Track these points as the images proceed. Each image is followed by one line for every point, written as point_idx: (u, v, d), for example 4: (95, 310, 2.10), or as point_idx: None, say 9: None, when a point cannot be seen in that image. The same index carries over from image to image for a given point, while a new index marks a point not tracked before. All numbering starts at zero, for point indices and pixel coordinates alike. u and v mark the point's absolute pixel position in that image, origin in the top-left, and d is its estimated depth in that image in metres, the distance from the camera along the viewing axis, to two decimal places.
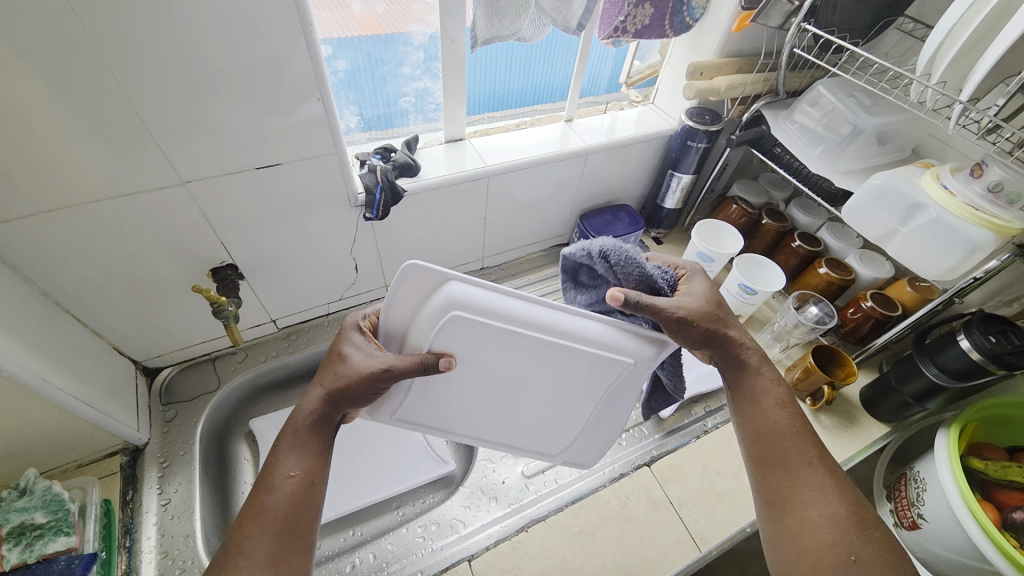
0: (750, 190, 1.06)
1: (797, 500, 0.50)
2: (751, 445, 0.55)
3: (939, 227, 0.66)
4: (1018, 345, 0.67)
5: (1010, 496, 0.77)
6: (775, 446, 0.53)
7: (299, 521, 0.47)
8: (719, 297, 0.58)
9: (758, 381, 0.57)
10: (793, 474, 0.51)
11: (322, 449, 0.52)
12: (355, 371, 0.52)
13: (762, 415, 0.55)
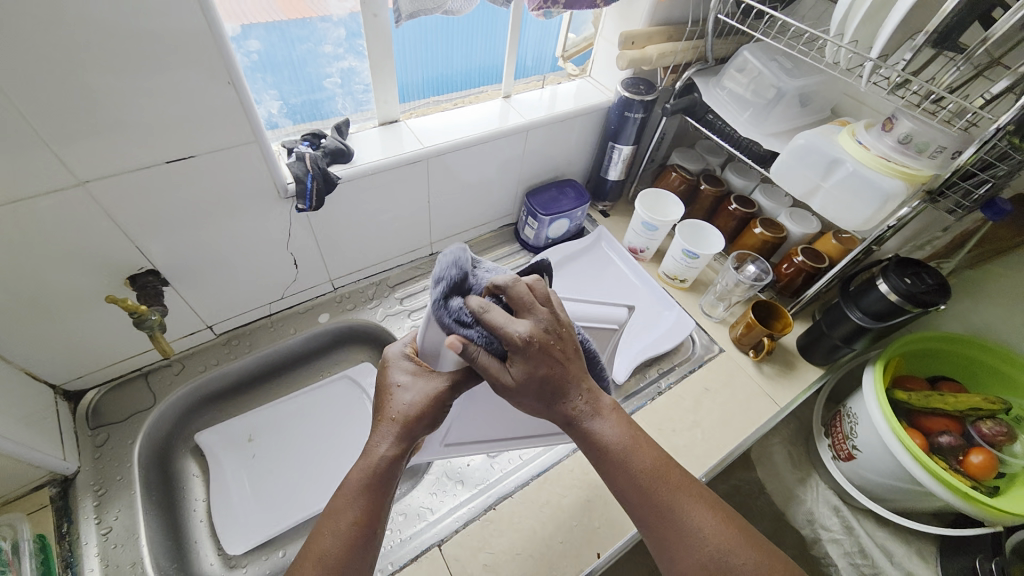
0: (688, 158, 1.08)
1: (689, 552, 0.47)
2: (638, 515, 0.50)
3: (855, 180, 0.71)
4: (929, 285, 0.74)
5: (931, 421, 0.85)
6: (650, 502, 0.49)
7: (354, 570, 0.47)
8: (535, 379, 0.49)
9: (605, 429, 0.51)
10: (679, 523, 0.48)
11: (384, 497, 0.51)
12: (424, 407, 0.55)
13: (637, 480, 0.50)
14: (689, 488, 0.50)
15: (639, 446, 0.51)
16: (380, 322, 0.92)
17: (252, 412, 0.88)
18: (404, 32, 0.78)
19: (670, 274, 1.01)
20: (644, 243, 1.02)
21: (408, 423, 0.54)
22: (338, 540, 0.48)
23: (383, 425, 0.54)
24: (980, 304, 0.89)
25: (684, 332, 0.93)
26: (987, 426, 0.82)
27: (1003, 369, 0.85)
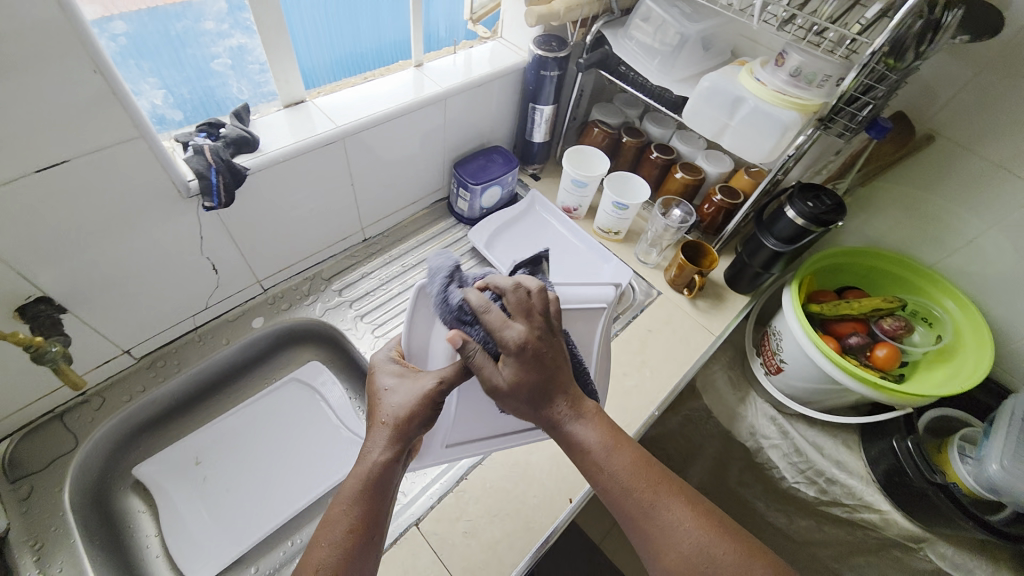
0: (608, 112, 1.10)
1: (664, 548, 0.47)
2: (619, 509, 0.50)
3: (757, 116, 0.75)
4: (828, 205, 0.81)
5: (842, 327, 0.96)
6: (625, 501, 0.49)
7: None
8: (529, 384, 0.52)
9: (588, 435, 0.52)
10: (652, 525, 0.48)
11: (380, 503, 0.51)
12: (413, 407, 0.55)
13: (616, 477, 0.50)
14: (665, 488, 0.50)
15: (618, 450, 0.52)
16: (321, 317, 0.89)
17: (196, 432, 0.83)
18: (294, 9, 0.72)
19: (604, 228, 1.04)
20: (577, 200, 1.04)
21: (400, 424, 0.54)
22: (332, 555, 0.46)
23: (375, 429, 0.54)
24: (869, 219, 1.00)
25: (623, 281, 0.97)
26: (888, 323, 0.93)
27: (893, 270, 0.98)
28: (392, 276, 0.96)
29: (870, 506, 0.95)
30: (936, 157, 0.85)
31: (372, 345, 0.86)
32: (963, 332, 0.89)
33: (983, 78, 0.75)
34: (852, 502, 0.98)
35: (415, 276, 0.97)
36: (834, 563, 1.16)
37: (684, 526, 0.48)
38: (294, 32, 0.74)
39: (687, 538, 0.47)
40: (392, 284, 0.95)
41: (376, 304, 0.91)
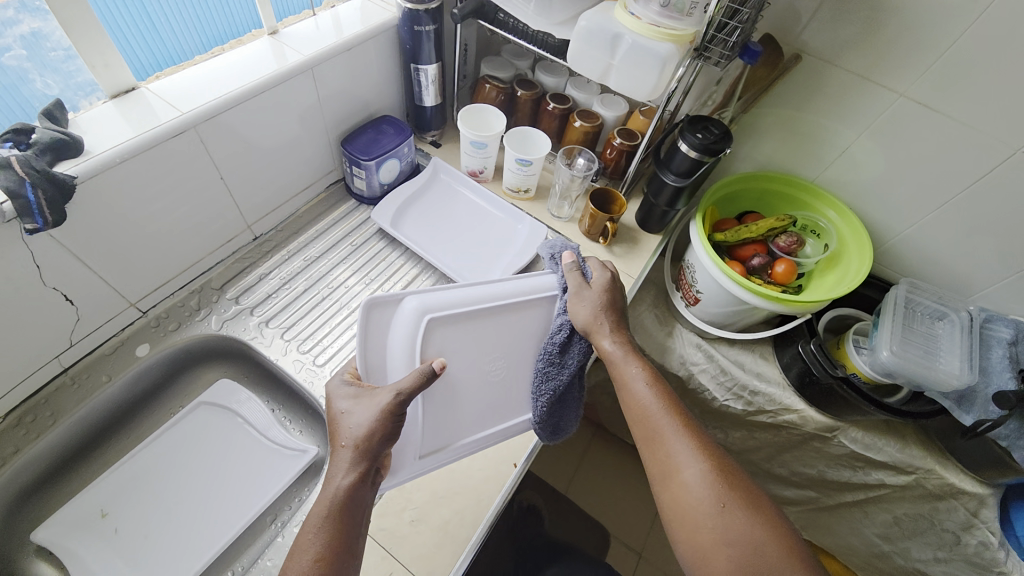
0: (497, 66, 1.05)
1: (667, 459, 0.61)
2: (638, 420, 0.66)
3: (637, 53, 0.74)
4: (717, 135, 0.83)
5: (745, 250, 1.02)
6: (649, 415, 0.65)
7: None
8: (611, 298, 0.74)
9: (631, 371, 0.68)
10: (661, 446, 0.63)
11: (348, 520, 0.56)
12: (370, 428, 0.59)
13: (640, 396, 0.66)
14: (682, 425, 0.63)
15: (653, 384, 0.67)
16: (220, 331, 0.80)
17: (98, 481, 0.73)
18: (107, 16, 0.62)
19: (513, 187, 1.01)
20: (480, 163, 0.99)
21: (360, 446, 0.59)
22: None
23: (337, 453, 0.59)
24: (756, 144, 1.05)
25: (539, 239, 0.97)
26: (783, 241, 1.00)
27: (783, 189, 1.04)
28: (294, 273, 0.88)
29: (789, 408, 1.05)
30: (804, 76, 0.90)
31: (283, 350, 0.80)
32: (846, 239, 0.98)
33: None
34: (774, 407, 1.08)
35: (320, 269, 0.90)
36: (766, 463, 1.28)
37: (689, 454, 0.61)
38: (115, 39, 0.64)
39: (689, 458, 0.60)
40: (296, 281, 0.88)
41: (280, 305, 0.84)
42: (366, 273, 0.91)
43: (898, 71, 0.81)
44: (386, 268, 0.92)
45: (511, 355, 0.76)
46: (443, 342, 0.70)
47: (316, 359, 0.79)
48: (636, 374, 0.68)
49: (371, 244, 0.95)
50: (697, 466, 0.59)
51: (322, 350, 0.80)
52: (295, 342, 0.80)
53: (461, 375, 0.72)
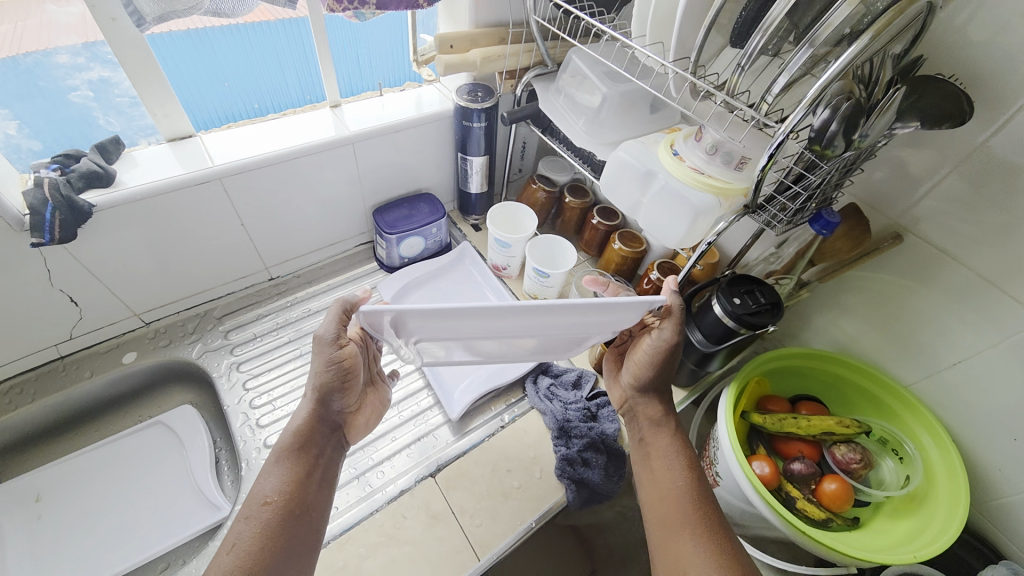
0: (555, 168, 1.01)
1: (676, 547, 0.57)
2: (659, 496, 0.62)
3: (667, 195, 0.65)
4: (760, 305, 0.69)
5: (790, 447, 0.80)
6: (671, 497, 0.61)
7: (274, 550, 0.51)
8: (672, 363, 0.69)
9: (664, 445, 0.66)
10: (678, 534, 0.58)
11: (303, 477, 0.57)
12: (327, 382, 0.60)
13: (663, 471, 0.64)
14: (704, 517, 0.59)
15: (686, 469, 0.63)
16: (197, 359, 0.83)
17: (44, 466, 0.77)
18: (208, 100, 0.77)
19: (531, 293, 0.94)
20: (504, 260, 0.94)
21: (318, 396, 0.60)
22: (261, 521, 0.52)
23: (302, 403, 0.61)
24: (837, 317, 0.85)
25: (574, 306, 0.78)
26: (841, 452, 0.77)
27: (860, 381, 0.82)
28: (288, 322, 0.90)
29: None
30: (906, 259, 0.71)
31: (239, 397, 0.80)
32: (936, 479, 0.72)
33: (961, 171, 0.62)
34: None
35: (314, 323, 0.91)
36: None
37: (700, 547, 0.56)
38: (240, 116, 0.81)
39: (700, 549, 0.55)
40: (286, 329, 0.89)
41: (260, 352, 0.85)
42: None
43: None
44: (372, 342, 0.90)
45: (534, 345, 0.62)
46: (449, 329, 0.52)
47: (261, 418, 0.78)
48: (670, 450, 0.65)
49: None
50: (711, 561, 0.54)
51: (270, 411, 0.79)
52: (252, 394, 0.80)
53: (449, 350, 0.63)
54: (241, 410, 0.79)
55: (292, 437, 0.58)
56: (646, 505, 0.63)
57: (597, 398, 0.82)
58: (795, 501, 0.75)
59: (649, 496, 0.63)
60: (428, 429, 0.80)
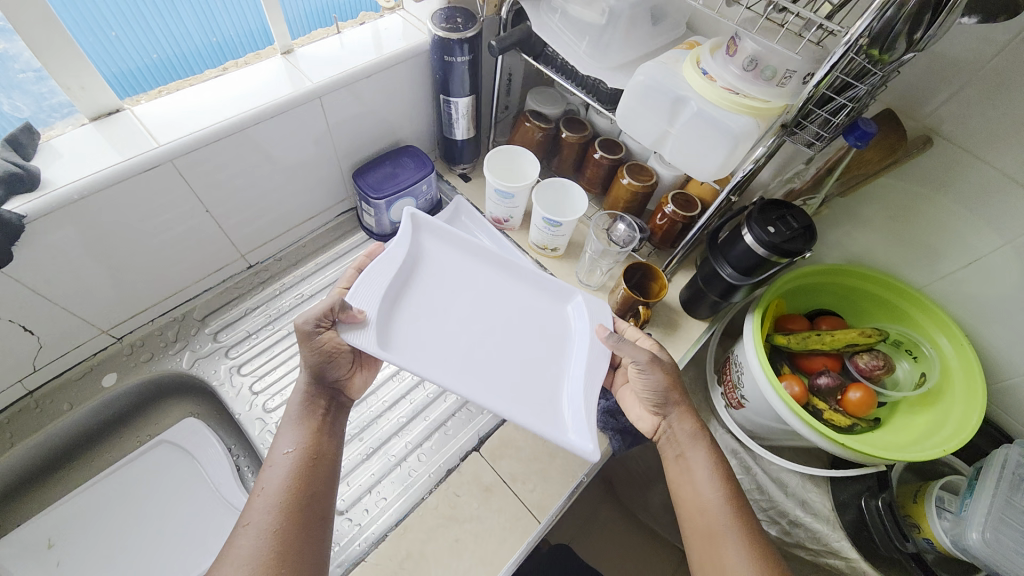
0: (546, 100, 0.91)
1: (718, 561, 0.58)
2: (696, 510, 0.62)
3: (699, 123, 0.59)
4: (794, 231, 0.66)
5: (812, 363, 0.83)
6: (711, 513, 0.61)
7: (303, 496, 0.53)
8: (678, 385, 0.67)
9: (697, 461, 0.64)
10: (721, 548, 0.58)
11: (315, 427, 0.58)
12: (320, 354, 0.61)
13: (699, 486, 0.63)
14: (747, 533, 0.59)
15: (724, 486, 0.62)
16: (190, 370, 0.75)
17: (46, 508, 0.70)
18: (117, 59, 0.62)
19: (540, 244, 0.88)
20: (506, 212, 0.86)
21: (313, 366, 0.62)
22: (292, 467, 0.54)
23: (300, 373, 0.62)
24: (851, 229, 0.85)
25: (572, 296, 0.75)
26: (864, 360, 0.80)
27: (876, 290, 0.83)
28: (282, 312, 0.81)
29: (835, 551, 0.86)
30: (932, 163, 0.69)
31: (248, 403, 0.73)
32: (952, 373, 0.76)
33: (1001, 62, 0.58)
34: (817, 546, 0.89)
35: (309, 309, 0.82)
36: None
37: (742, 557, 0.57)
38: (162, 78, 0.67)
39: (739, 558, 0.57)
40: (281, 320, 0.80)
41: (259, 351, 0.77)
42: None
43: None
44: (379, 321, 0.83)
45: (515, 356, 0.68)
46: (426, 323, 0.67)
47: (280, 421, 0.72)
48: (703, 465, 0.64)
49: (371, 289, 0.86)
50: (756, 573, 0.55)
51: (288, 411, 0.73)
52: (262, 397, 0.74)
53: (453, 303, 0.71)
54: (255, 415, 0.73)
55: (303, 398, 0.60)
56: (683, 517, 0.63)
57: None
58: (822, 412, 0.78)
59: (685, 508, 0.63)
60: (460, 403, 0.77)
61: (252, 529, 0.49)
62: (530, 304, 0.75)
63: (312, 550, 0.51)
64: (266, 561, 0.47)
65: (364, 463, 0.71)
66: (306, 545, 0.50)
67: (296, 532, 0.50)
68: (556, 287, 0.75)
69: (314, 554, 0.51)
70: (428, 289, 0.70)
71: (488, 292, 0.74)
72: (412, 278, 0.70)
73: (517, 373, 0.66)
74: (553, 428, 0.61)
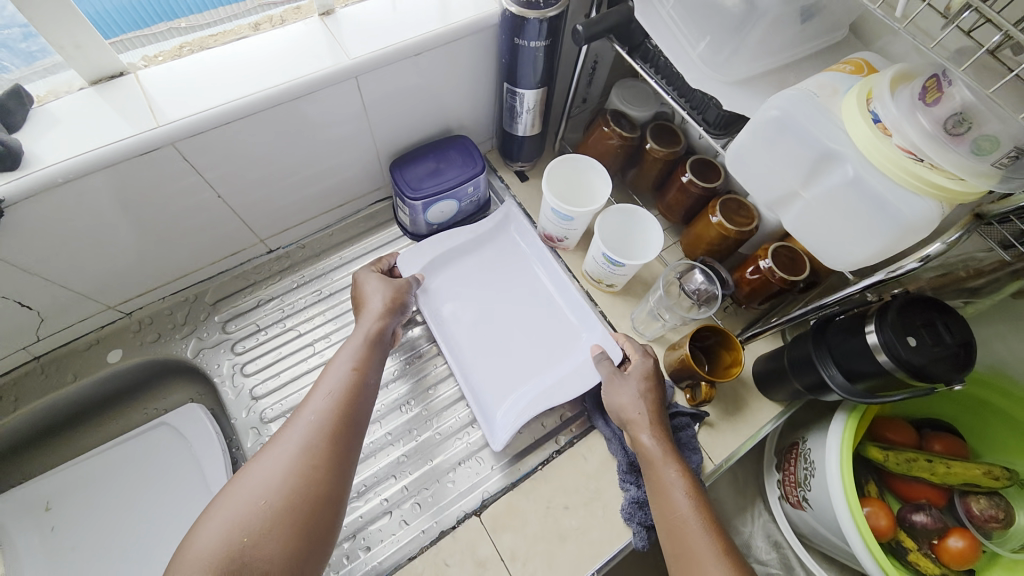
0: (634, 98, 0.73)
1: None
2: (672, 534, 0.52)
3: (848, 193, 0.42)
4: (945, 348, 0.48)
5: (910, 489, 0.66)
6: (686, 532, 0.51)
7: (346, 418, 0.54)
8: (648, 390, 0.61)
9: (668, 474, 0.55)
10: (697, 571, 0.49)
11: (369, 359, 0.60)
12: (394, 298, 0.67)
13: (670, 502, 0.54)
14: (724, 545, 0.50)
15: (694, 494, 0.54)
16: (193, 359, 0.70)
17: (47, 470, 0.69)
18: None
19: (594, 276, 0.74)
20: (561, 233, 0.72)
21: (385, 306, 0.65)
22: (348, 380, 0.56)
23: (370, 308, 0.65)
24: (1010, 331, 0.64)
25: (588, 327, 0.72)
26: (979, 506, 0.62)
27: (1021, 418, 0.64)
28: (297, 308, 0.74)
29: None
30: None
31: (248, 407, 0.68)
32: None
33: None
34: None
35: (327, 309, 0.74)
36: None
37: None
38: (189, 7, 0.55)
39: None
40: (295, 318, 0.73)
41: (267, 350, 0.71)
42: None
43: None
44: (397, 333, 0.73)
45: (514, 351, 0.72)
46: (472, 296, 0.75)
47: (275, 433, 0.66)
48: (674, 479, 0.55)
49: None
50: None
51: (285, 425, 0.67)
52: (264, 404, 0.68)
53: (501, 282, 0.76)
54: (252, 422, 0.67)
55: (373, 328, 0.62)
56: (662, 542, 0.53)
57: (678, 420, 0.67)
58: (905, 552, 0.63)
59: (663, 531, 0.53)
60: (470, 451, 0.67)
61: (300, 421, 0.52)
62: (554, 319, 0.75)
63: (341, 470, 0.51)
64: (304, 450, 0.50)
65: (353, 502, 0.64)
66: (341, 453, 0.52)
67: (336, 438, 0.52)
68: (585, 310, 0.73)
69: (345, 466, 0.52)
70: (486, 263, 0.77)
71: (526, 286, 0.76)
72: (476, 250, 0.77)
73: (499, 365, 0.72)
74: (485, 415, 0.68)
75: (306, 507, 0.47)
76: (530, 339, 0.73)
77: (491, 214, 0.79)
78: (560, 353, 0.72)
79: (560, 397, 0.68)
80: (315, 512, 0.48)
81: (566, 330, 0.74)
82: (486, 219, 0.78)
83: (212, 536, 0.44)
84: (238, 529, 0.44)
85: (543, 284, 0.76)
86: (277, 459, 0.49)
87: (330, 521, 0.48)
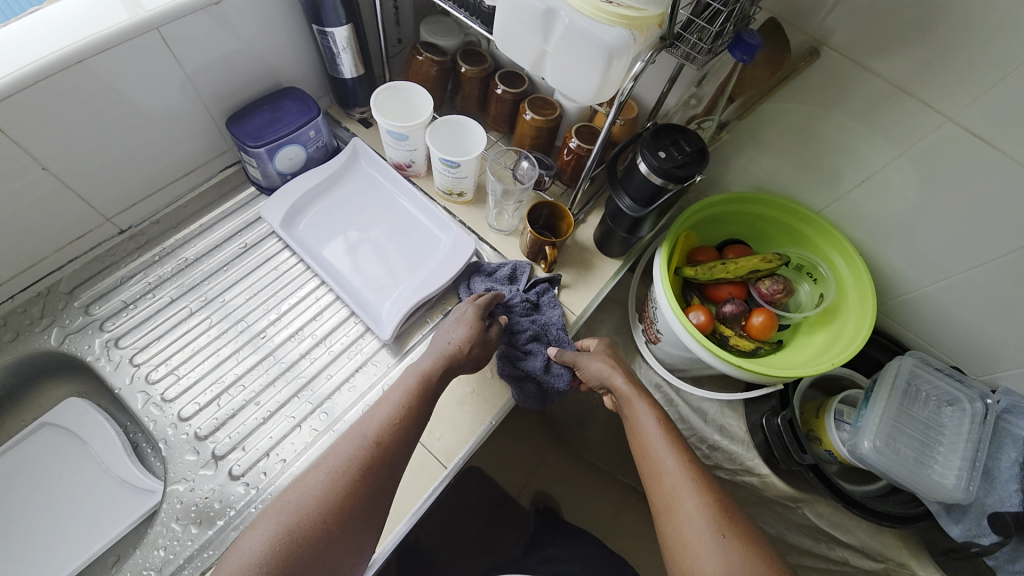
0: (440, 30, 0.84)
1: (671, 501, 0.56)
2: (645, 459, 0.60)
3: (574, 38, 0.54)
4: (685, 155, 0.64)
5: (719, 291, 0.84)
6: (655, 454, 0.60)
7: (399, 446, 0.56)
8: (615, 361, 0.70)
9: (639, 409, 0.64)
10: (664, 480, 0.57)
11: (429, 395, 0.61)
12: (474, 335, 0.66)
13: (641, 430, 0.62)
14: (687, 458, 0.59)
15: (662, 420, 0.62)
16: (60, 347, 0.69)
17: None
18: None
19: (444, 189, 0.83)
20: (407, 156, 0.81)
21: (461, 341, 0.65)
22: (405, 402, 0.59)
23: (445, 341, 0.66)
24: (757, 155, 0.83)
25: (446, 227, 0.82)
26: (766, 286, 0.81)
27: (784, 219, 0.84)
28: (165, 279, 0.75)
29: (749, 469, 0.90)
30: (824, 73, 0.67)
31: (130, 375, 0.68)
32: (847, 291, 0.79)
33: None
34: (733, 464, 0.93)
35: (197, 273, 0.76)
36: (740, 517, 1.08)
37: (688, 486, 0.56)
38: None
39: (688, 488, 0.56)
40: (165, 288, 0.74)
41: (140, 321, 0.72)
42: (246, 285, 0.76)
43: (952, 86, 0.59)
44: (274, 277, 0.78)
45: (384, 262, 0.80)
46: (336, 225, 0.81)
47: (165, 390, 0.68)
48: (645, 412, 0.63)
49: (264, 245, 0.80)
50: (697, 496, 0.55)
51: (174, 382, 0.69)
52: (144, 368, 0.69)
53: (361, 210, 0.83)
54: (138, 388, 0.68)
55: (439, 360, 0.63)
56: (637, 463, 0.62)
57: (539, 287, 0.77)
58: (728, 339, 0.81)
59: (635, 455, 0.62)
60: (365, 358, 0.73)
61: (355, 436, 0.56)
62: (415, 227, 0.83)
63: (382, 495, 0.54)
64: (352, 465, 0.53)
65: (263, 426, 0.67)
66: (388, 473, 0.55)
67: (387, 458, 0.55)
68: (438, 217, 0.83)
69: (387, 485, 0.55)
70: (344, 198, 0.84)
71: (385, 210, 0.84)
72: (334, 189, 0.84)
73: (371, 273, 0.78)
74: (367, 315, 0.75)
75: (349, 517, 0.51)
76: (396, 249, 0.81)
77: (341, 153, 0.85)
78: (424, 255, 0.81)
79: (430, 285, 0.76)
80: (354, 525, 0.51)
81: (426, 237, 0.83)
82: (336, 157, 0.84)
83: (263, 535, 0.48)
84: (286, 533, 0.48)
85: (400, 204, 0.85)
86: (323, 475, 0.53)
87: (362, 538, 0.52)
